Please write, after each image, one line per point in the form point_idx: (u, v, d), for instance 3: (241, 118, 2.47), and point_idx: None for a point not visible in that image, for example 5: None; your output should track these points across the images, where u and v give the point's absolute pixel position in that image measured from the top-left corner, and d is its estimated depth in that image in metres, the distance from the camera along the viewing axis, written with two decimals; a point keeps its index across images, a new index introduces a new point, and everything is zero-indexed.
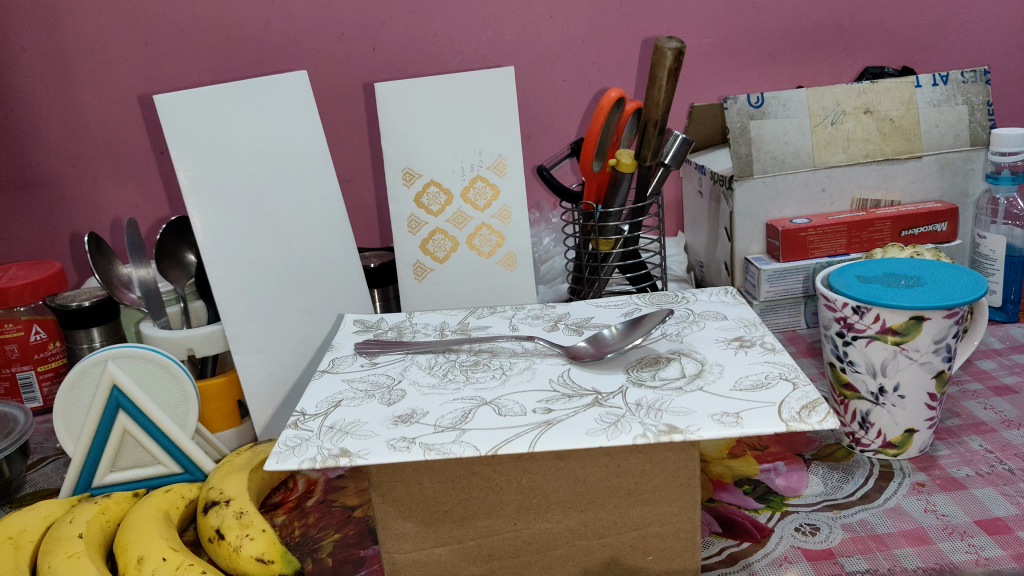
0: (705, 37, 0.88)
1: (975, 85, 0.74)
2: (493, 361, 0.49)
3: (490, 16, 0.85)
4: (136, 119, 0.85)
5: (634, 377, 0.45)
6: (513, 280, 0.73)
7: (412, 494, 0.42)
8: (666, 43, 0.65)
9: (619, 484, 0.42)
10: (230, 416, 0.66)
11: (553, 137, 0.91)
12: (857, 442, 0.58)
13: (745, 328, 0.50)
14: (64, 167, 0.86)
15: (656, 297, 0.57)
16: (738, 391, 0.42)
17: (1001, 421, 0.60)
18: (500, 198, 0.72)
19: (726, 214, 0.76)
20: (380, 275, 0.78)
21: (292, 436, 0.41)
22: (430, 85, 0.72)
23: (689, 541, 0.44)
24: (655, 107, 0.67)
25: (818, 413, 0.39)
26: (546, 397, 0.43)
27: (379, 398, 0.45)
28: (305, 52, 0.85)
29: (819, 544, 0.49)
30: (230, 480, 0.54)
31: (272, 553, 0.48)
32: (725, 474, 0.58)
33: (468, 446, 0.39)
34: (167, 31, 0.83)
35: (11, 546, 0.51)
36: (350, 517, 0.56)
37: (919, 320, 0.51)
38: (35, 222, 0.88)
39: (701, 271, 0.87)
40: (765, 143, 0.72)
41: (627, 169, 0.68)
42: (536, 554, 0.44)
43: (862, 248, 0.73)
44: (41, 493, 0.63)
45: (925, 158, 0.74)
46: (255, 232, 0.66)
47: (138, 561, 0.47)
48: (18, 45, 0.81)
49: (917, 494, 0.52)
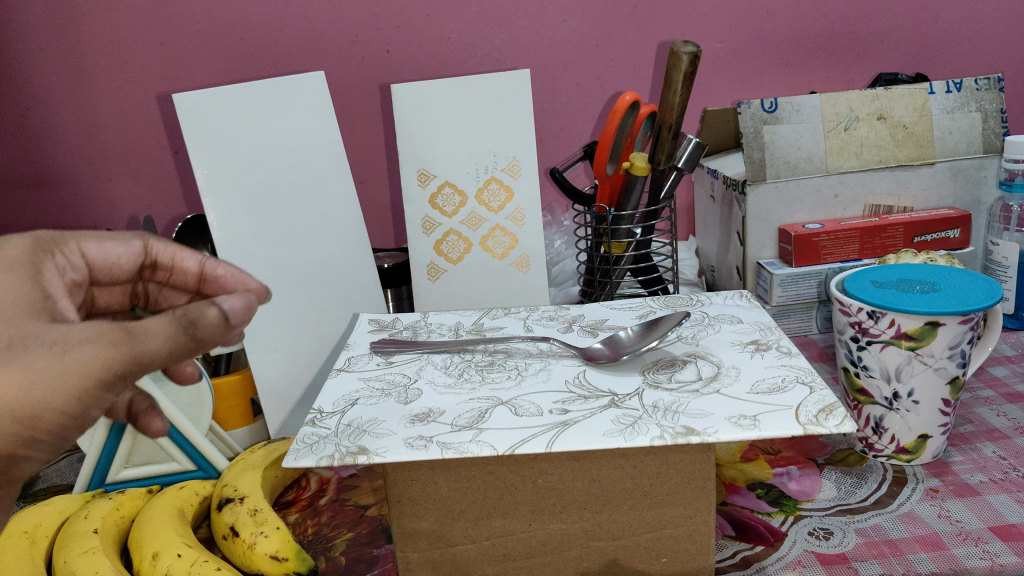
0: (718, 42, 0.88)
1: (989, 93, 0.74)
2: (507, 362, 0.49)
3: (504, 19, 0.86)
4: (152, 118, 0.86)
5: (650, 379, 0.45)
6: (526, 282, 0.73)
7: (428, 493, 0.42)
8: (681, 46, 0.64)
9: (634, 486, 0.42)
10: (243, 414, 0.66)
11: (566, 140, 0.92)
12: (870, 447, 0.58)
13: (760, 331, 0.50)
14: (81, 166, 0.87)
15: (670, 300, 0.57)
16: (755, 394, 0.42)
17: (1013, 428, 0.60)
18: (514, 200, 0.73)
19: (738, 219, 0.76)
20: (394, 275, 0.77)
21: (310, 433, 0.41)
22: (446, 87, 0.72)
23: (704, 544, 0.44)
24: (670, 109, 0.65)
25: (835, 416, 0.38)
26: (563, 397, 0.44)
27: (396, 397, 0.45)
28: (321, 54, 0.86)
29: (833, 548, 0.49)
30: (243, 477, 0.55)
31: (287, 551, 0.48)
32: (738, 478, 0.58)
33: (485, 445, 0.39)
34: (183, 31, 0.83)
35: (27, 541, 0.51)
36: (363, 516, 0.56)
37: (934, 326, 0.51)
38: (50, 219, 0.89)
39: (712, 275, 0.88)
40: (778, 148, 0.72)
41: (641, 172, 0.69)
42: (551, 554, 0.44)
43: (874, 254, 0.73)
44: (54, 488, 0.63)
45: (938, 165, 0.74)
46: (270, 231, 0.66)
47: (154, 557, 0.47)
48: (36, 43, 0.82)
49: (931, 500, 0.52)
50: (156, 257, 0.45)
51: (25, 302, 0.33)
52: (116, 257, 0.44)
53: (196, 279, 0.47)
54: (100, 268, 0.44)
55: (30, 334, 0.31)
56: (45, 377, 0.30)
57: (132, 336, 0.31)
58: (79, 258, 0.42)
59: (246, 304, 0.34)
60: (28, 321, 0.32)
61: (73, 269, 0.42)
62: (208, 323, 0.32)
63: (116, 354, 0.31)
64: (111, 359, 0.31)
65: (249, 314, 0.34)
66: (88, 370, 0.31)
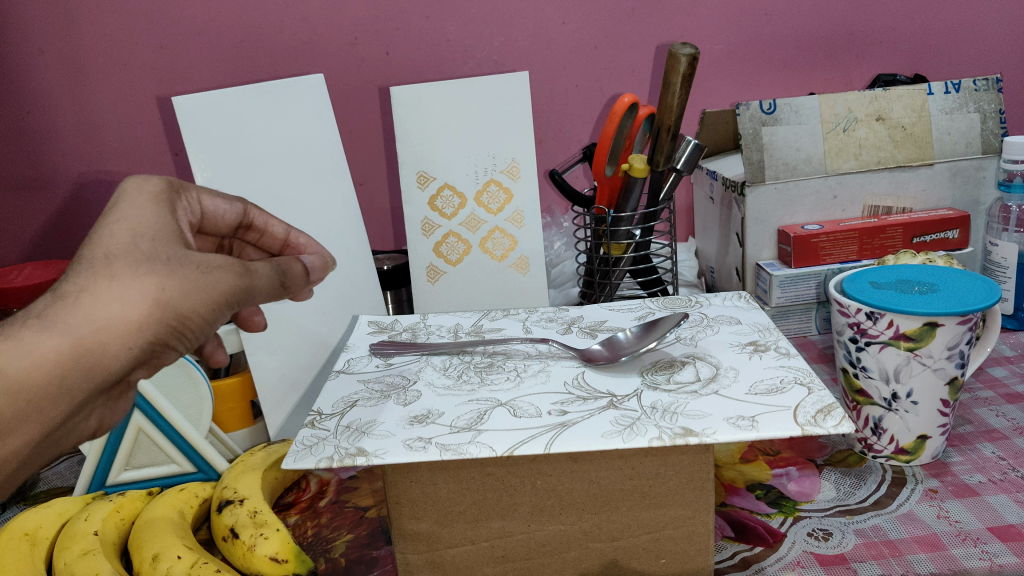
0: (716, 43, 0.88)
1: (988, 93, 0.74)
2: (507, 363, 0.49)
3: (503, 21, 0.86)
4: (152, 120, 0.86)
5: (648, 380, 0.45)
6: (526, 283, 0.73)
7: (427, 495, 0.42)
8: (680, 48, 0.64)
9: (633, 487, 0.42)
10: (242, 416, 0.66)
11: (565, 142, 0.92)
12: (869, 448, 0.58)
13: (759, 332, 0.50)
14: (80, 168, 0.87)
15: (669, 301, 0.57)
16: (754, 395, 0.42)
17: (1012, 428, 0.60)
18: (513, 202, 0.73)
19: (737, 220, 0.76)
20: (394, 277, 0.77)
21: (309, 435, 0.42)
22: (445, 89, 0.72)
23: (703, 544, 0.44)
24: (669, 111, 0.66)
25: (833, 417, 0.38)
26: (562, 399, 0.44)
27: (395, 399, 0.45)
28: (320, 56, 0.86)
29: (832, 549, 0.49)
30: (243, 479, 0.55)
31: (287, 553, 0.48)
32: (737, 479, 0.58)
33: (484, 446, 0.39)
34: (182, 34, 0.83)
35: (27, 543, 0.52)
36: (363, 517, 0.56)
37: (933, 326, 0.51)
38: (50, 221, 0.89)
39: (712, 276, 0.88)
40: (777, 149, 0.72)
41: (639, 173, 0.69)
42: (550, 555, 0.44)
43: (873, 255, 0.73)
44: (55, 490, 0.64)
45: (937, 165, 0.74)
46: None
47: (154, 559, 0.47)
48: (35, 47, 0.82)
49: (930, 501, 0.52)
50: (253, 220, 0.49)
51: (165, 226, 0.37)
52: (222, 212, 0.47)
53: (280, 245, 0.51)
54: (207, 220, 0.46)
55: (178, 253, 0.36)
56: (195, 287, 0.35)
57: (251, 272, 0.38)
58: (197, 207, 0.45)
59: (320, 263, 0.44)
60: (175, 243, 0.36)
61: (191, 214, 0.44)
62: (292, 276, 0.41)
63: (240, 282, 0.37)
64: (239, 284, 0.37)
65: (321, 271, 0.44)
66: (224, 287, 0.36)
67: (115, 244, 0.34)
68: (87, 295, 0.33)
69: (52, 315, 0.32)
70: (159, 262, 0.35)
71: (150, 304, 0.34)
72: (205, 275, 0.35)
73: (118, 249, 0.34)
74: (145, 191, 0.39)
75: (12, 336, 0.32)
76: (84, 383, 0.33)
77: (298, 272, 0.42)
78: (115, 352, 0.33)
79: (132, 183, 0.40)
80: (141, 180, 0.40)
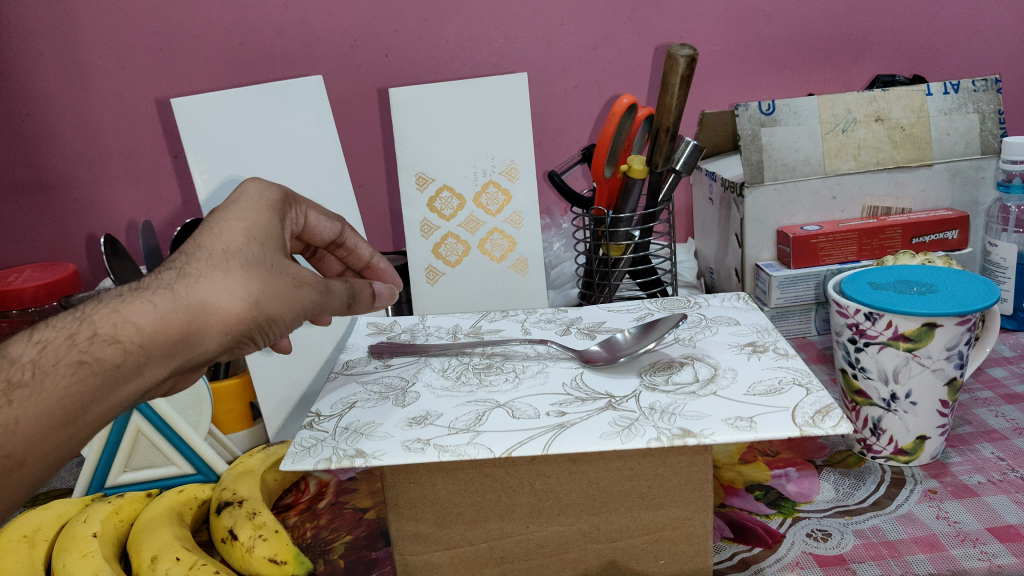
0: (715, 44, 0.88)
1: (987, 93, 0.74)
2: (505, 364, 0.49)
3: (502, 23, 0.86)
4: (151, 122, 0.86)
5: (647, 382, 0.45)
6: (525, 284, 0.73)
7: (426, 496, 0.42)
8: (678, 49, 0.64)
9: (632, 488, 0.42)
10: (241, 417, 0.66)
11: (564, 143, 0.92)
12: (868, 449, 0.58)
13: (758, 333, 0.50)
14: (80, 171, 0.87)
15: (667, 302, 0.57)
16: (751, 396, 0.42)
17: (1012, 429, 0.60)
18: (512, 203, 0.73)
19: (736, 220, 0.76)
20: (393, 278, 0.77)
21: (308, 436, 0.42)
22: (444, 91, 0.72)
23: (702, 545, 0.44)
24: (667, 113, 0.66)
25: (831, 418, 0.38)
26: (560, 400, 0.44)
27: (393, 400, 0.45)
28: (320, 58, 0.86)
29: (831, 550, 0.49)
30: (243, 481, 0.55)
31: (285, 554, 0.48)
32: (736, 479, 0.58)
33: (482, 448, 0.39)
34: (181, 36, 0.83)
35: (26, 544, 0.51)
36: (362, 519, 0.56)
37: (931, 327, 0.51)
38: (50, 223, 0.89)
39: (712, 277, 0.87)
40: (776, 150, 0.72)
41: (637, 174, 0.69)
42: (548, 557, 0.44)
43: (873, 255, 0.73)
44: (54, 492, 0.64)
45: (936, 166, 0.74)
46: None
47: (152, 561, 0.47)
48: (35, 50, 0.82)
49: (929, 501, 0.52)
50: (346, 241, 0.52)
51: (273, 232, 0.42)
52: (323, 228, 0.50)
53: (363, 265, 0.55)
54: (308, 233, 0.50)
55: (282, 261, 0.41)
56: (292, 294, 0.40)
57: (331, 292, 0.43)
58: (302, 220, 0.49)
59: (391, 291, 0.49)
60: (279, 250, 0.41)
61: (294, 225, 0.48)
62: (361, 300, 0.46)
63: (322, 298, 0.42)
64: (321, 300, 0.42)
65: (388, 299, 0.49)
66: (311, 300, 0.41)
67: (232, 242, 0.39)
68: (205, 284, 0.37)
69: (183, 288, 0.37)
70: (269, 265, 0.39)
71: (255, 300, 0.38)
72: (300, 288, 0.40)
73: (235, 247, 0.39)
74: (264, 195, 0.44)
75: (145, 300, 0.36)
76: (189, 355, 0.37)
77: (365, 296, 0.47)
78: (219, 333, 0.38)
79: (250, 187, 0.45)
80: (260, 185, 0.45)
